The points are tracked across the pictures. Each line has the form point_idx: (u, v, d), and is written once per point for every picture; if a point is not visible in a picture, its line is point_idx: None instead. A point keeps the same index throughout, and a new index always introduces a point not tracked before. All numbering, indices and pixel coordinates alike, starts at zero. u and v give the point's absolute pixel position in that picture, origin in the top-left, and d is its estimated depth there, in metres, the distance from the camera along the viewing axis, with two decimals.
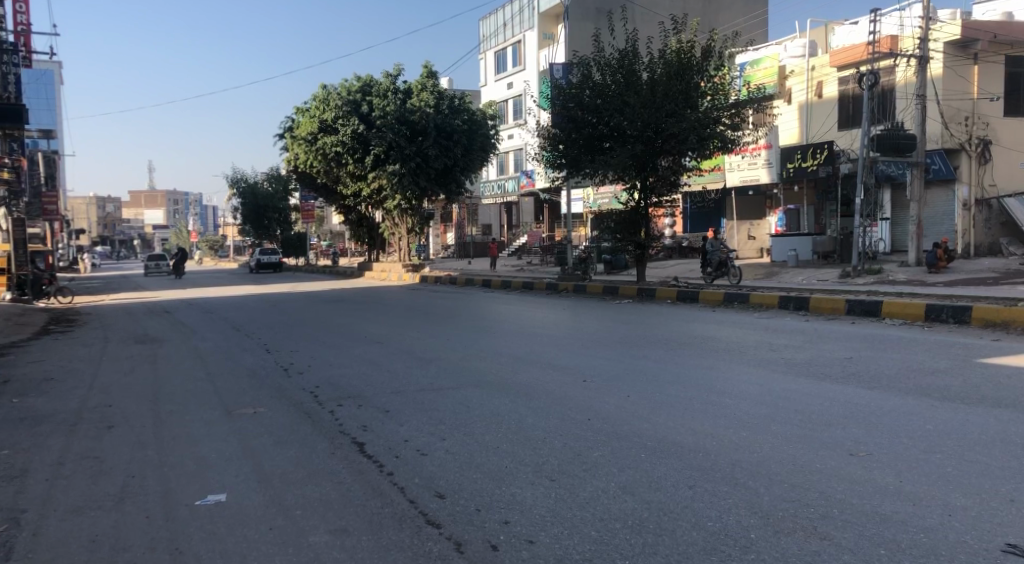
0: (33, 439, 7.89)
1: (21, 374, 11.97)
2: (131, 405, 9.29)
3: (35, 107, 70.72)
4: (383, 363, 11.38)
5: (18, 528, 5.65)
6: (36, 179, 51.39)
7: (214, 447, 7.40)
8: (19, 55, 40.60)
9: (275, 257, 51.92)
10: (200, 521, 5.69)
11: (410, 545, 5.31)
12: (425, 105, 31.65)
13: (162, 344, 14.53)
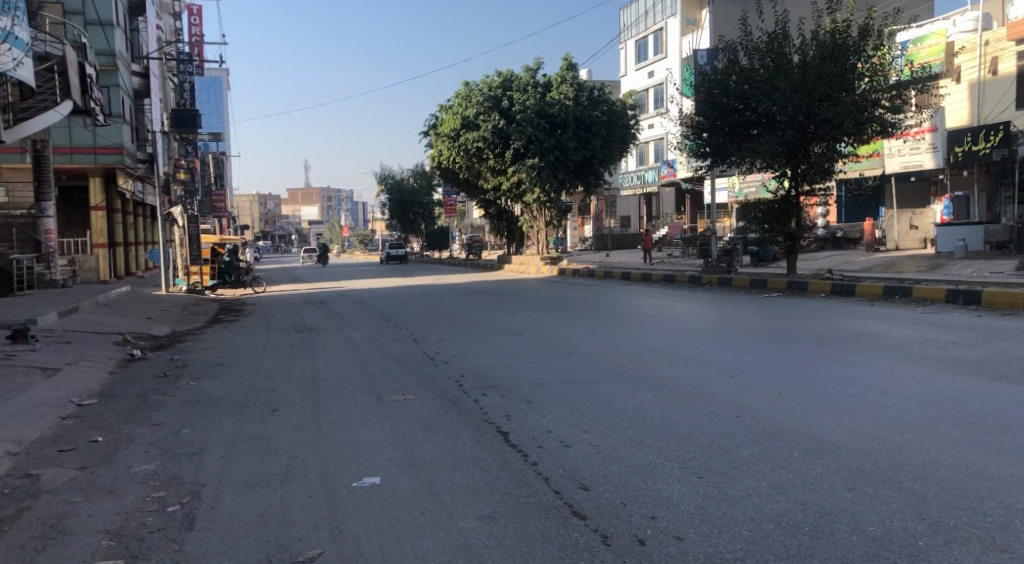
0: (209, 420, 8.49)
1: (198, 359, 12.96)
2: (293, 390, 9.82)
3: (206, 114, 76.05)
4: (525, 355, 11.47)
5: (198, 500, 6.09)
6: (207, 179, 55.44)
7: (367, 432, 7.70)
8: (192, 64, 43.82)
9: (403, 250, 55.16)
10: (357, 502, 5.93)
11: (557, 535, 5.32)
12: (564, 98, 31.79)
13: (319, 333, 15.29)
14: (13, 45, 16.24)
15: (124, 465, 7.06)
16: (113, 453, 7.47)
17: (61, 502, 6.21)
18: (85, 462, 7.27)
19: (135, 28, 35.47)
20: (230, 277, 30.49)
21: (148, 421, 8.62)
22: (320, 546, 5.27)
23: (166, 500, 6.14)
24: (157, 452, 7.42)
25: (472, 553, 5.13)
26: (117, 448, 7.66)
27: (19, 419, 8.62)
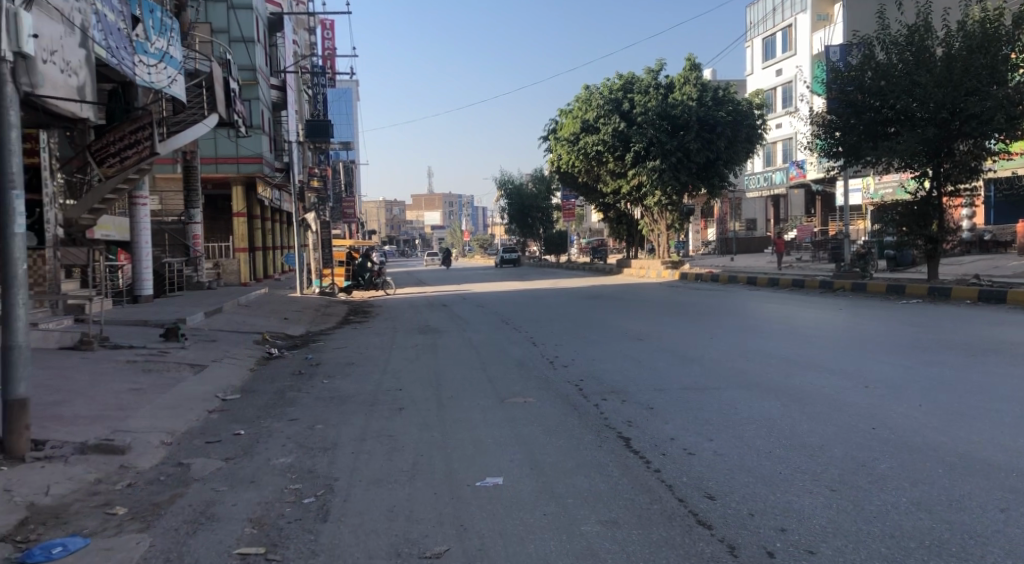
0: (340, 416, 8.84)
1: (330, 358, 13.52)
2: (418, 390, 10.09)
3: (336, 124, 79.19)
4: (647, 360, 11.35)
5: (332, 493, 6.34)
6: (337, 187, 57.70)
7: (490, 434, 7.80)
8: (324, 77, 45.73)
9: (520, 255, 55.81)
10: (481, 502, 6.02)
11: (681, 543, 5.23)
12: (686, 99, 31.29)
13: (442, 335, 15.65)
14: (168, 63, 17.42)
15: (264, 457, 7.45)
16: (254, 446, 7.88)
17: (209, 490, 6.61)
18: (229, 453, 7.71)
19: (274, 44, 37.29)
20: (364, 279, 31.62)
21: (285, 416, 9.05)
22: (447, 542, 5.37)
23: (302, 492, 6.42)
24: (293, 445, 7.79)
25: (595, 556, 5.11)
26: (257, 441, 8.09)
27: (170, 412, 9.23)
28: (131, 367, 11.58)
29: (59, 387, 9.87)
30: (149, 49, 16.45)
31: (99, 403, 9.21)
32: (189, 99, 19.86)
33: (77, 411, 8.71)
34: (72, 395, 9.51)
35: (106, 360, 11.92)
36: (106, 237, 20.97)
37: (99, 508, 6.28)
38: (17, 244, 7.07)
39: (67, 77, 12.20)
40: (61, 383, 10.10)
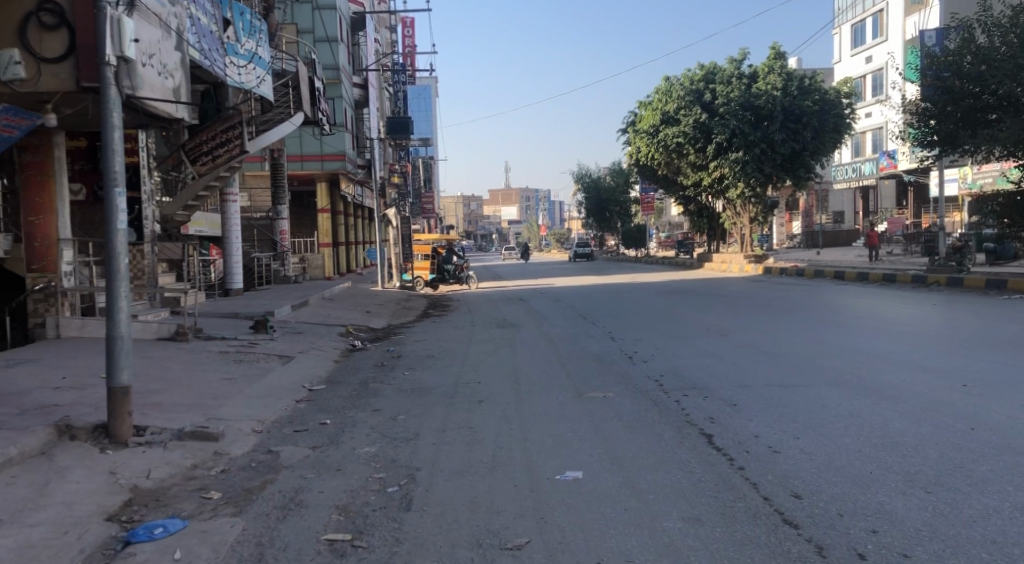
0: (422, 408, 8.99)
1: (411, 350, 13.75)
2: (497, 383, 10.18)
3: (416, 121, 80.20)
4: (729, 356, 11.17)
5: (414, 483, 6.46)
6: (416, 183, 58.47)
7: (569, 427, 7.81)
8: (405, 74, 46.38)
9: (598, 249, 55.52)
10: (562, 495, 6.04)
11: (767, 542, 5.15)
12: (771, 88, 30.53)
13: (520, 329, 15.73)
14: (256, 64, 18.00)
15: (349, 447, 7.64)
16: (339, 435, 8.10)
17: (298, 477, 6.81)
18: (315, 442, 7.94)
19: (356, 43, 38.03)
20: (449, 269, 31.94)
21: (369, 407, 9.26)
22: (528, 534, 5.40)
23: (386, 481, 6.56)
24: (377, 435, 7.97)
25: (677, 553, 5.06)
26: (343, 430, 8.30)
27: (260, 401, 9.55)
28: (223, 358, 12.02)
29: (157, 375, 10.32)
30: (239, 51, 17.02)
31: (194, 392, 9.60)
32: (277, 98, 20.45)
33: (174, 400, 9.10)
34: (169, 383, 9.93)
35: (199, 351, 12.40)
36: (199, 233, 21.77)
37: (195, 492, 6.56)
38: (120, 240, 7.43)
39: (164, 80, 12.73)
40: (158, 372, 10.57)
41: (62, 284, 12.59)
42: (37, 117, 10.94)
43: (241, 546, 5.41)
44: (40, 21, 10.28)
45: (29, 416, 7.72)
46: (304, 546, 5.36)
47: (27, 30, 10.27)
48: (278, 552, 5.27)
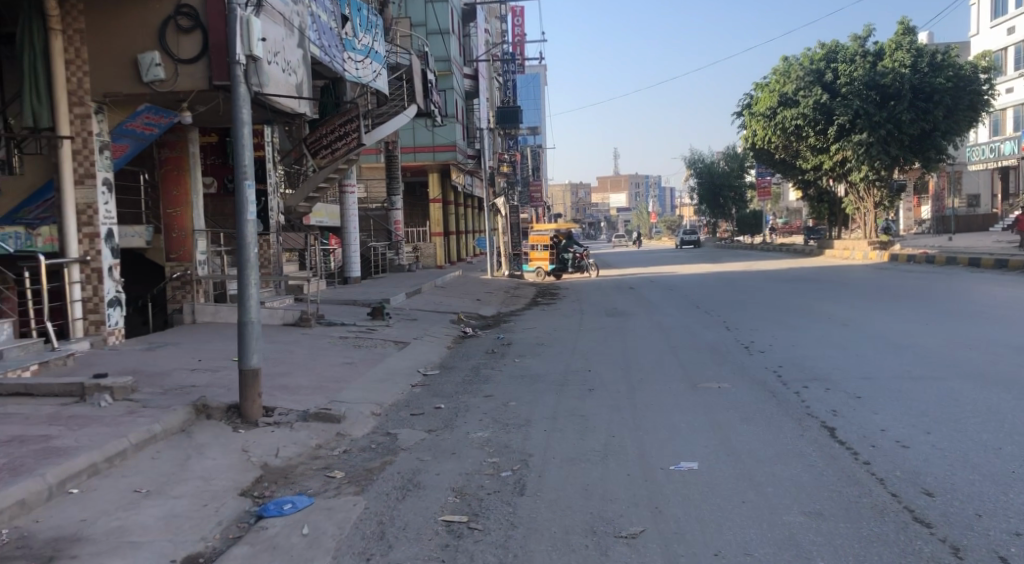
0: (534, 395, 9.10)
1: (522, 338, 13.92)
2: (608, 371, 10.20)
3: (525, 110, 80.22)
4: (852, 347, 10.80)
5: (528, 468, 6.56)
6: (525, 172, 58.69)
7: (683, 418, 7.74)
8: (515, 63, 46.57)
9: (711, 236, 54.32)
10: (677, 485, 6.02)
11: (896, 540, 4.98)
12: (899, 65, 29.23)
13: (631, 317, 15.64)
14: (372, 59, 18.54)
15: (463, 431, 7.82)
16: (454, 419, 8.30)
17: (416, 459, 7.04)
18: (431, 426, 8.17)
19: (467, 33, 38.48)
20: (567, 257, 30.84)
21: (481, 393, 9.45)
22: (642, 523, 5.40)
23: (500, 465, 6.69)
24: (490, 421, 8.13)
25: (799, 548, 4.97)
26: (457, 415, 8.50)
27: (378, 385, 9.91)
28: (343, 343, 12.49)
29: (283, 359, 10.84)
30: (356, 46, 17.56)
31: (318, 375, 10.04)
32: (392, 91, 20.95)
33: (299, 382, 9.55)
34: (294, 366, 10.42)
35: (321, 336, 12.93)
36: (320, 223, 22.61)
37: (320, 471, 6.88)
38: (249, 230, 7.84)
39: (288, 76, 13.27)
40: (284, 356, 11.09)
41: (197, 271, 13.39)
42: (173, 115, 11.49)
43: (364, 523, 5.63)
44: (177, 25, 10.91)
45: (170, 395, 8.27)
46: (423, 526, 5.53)
47: (166, 32, 10.92)
48: (398, 531, 5.46)
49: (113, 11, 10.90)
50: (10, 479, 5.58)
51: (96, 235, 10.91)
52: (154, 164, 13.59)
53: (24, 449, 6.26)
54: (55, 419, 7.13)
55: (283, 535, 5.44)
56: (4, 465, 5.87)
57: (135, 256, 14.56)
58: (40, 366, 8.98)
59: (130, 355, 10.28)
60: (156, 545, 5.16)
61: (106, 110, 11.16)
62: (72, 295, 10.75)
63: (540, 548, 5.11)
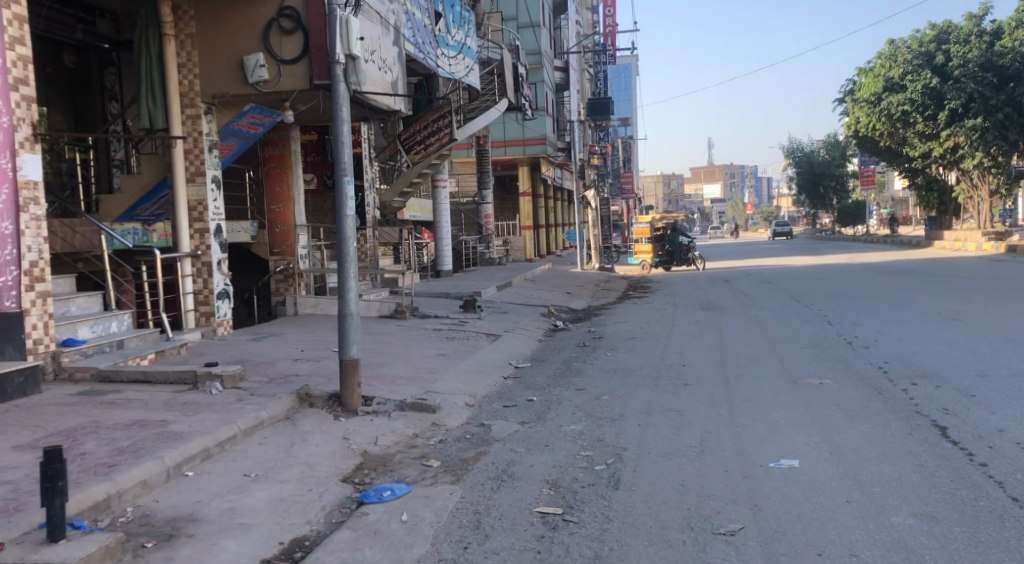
0: (627, 389, 9.07)
1: (614, 331, 13.87)
2: (703, 366, 10.07)
3: (617, 101, 79.40)
4: (963, 342, 10.35)
5: (622, 463, 6.54)
6: (616, 164, 58.19)
7: (783, 414, 7.58)
8: (606, 54, 46.20)
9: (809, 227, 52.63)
10: (777, 483, 5.91)
11: (1017, 546, 4.77)
12: (1019, 45, 27.81)
13: (727, 311, 15.36)
14: (465, 54, 18.76)
15: (557, 424, 7.87)
16: (547, 412, 8.36)
17: (510, 450, 7.12)
18: (524, 417, 8.25)
19: (558, 26, 38.46)
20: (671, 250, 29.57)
21: (573, 386, 9.49)
22: (741, 521, 5.33)
23: (594, 459, 6.70)
24: (584, 414, 8.15)
25: (910, 551, 4.81)
26: (550, 408, 8.55)
27: (472, 376, 10.07)
28: (437, 335, 12.72)
29: (379, 350, 11.13)
30: (450, 42, 17.81)
31: (413, 366, 10.26)
32: (484, 86, 21.13)
33: (396, 373, 9.79)
34: (390, 357, 10.68)
35: (415, 328, 13.20)
36: (413, 218, 23.02)
37: (417, 459, 7.04)
38: (349, 225, 8.08)
39: (384, 74, 13.55)
40: (381, 347, 11.37)
41: (298, 265, 13.89)
42: (275, 115, 11.85)
43: (461, 513, 5.73)
44: (280, 26, 11.30)
45: (274, 384, 8.60)
46: (519, 517, 5.60)
47: (269, 35, 11.33)
48: (494, 521, 5.54)
49: (222, 15, 11.40)
50: (131, 461, 5.92)
51: (206, 230, 11.40)
52: (258, 162, 14.11)
53: (144, 433, 6.63)
54: (171, 405, 7.52)
55: (384, 521, 5.59)
56: (126, 447, 6.23)
57: (242, 251, 15.17)
58: (157, 355, 9.46)
59: (237, 345, 10.74)
60: (264, 527, 5.37)
61: (215, 112, 11.63)
62: (185, 288, 11.28)
63: (636, 542, 5.11)
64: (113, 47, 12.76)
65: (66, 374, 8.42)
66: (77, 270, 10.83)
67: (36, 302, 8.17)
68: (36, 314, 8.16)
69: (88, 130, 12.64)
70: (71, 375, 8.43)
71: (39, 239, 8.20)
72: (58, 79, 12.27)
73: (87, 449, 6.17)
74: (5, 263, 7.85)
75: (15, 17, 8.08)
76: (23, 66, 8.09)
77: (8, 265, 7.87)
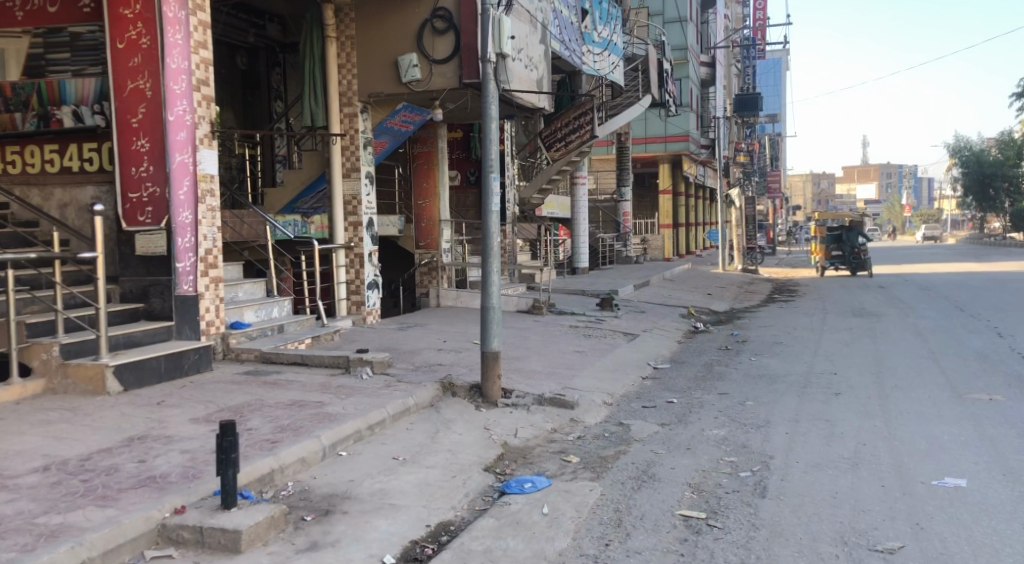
0: (773, 395, 8.82)
1: (757, 335, 13.47)
2: (855, 374, 9.64)
3: (765, 96, 76.76)
4: None
5: (769, 471, 6.38)
6: (763, 162, 56.24)
7: (947, 430, 7.15)
8: (755, 47, 44.76)
9: None
10: (941, 502, 5.60)
11: None
12: None
13: (881, 319, 14.60)
14: (610, 51, 18.73)
15: (698, 427, 7.75)
16: (688, 414, 8.25)
17: (650, 451, 7.08)
18: (664, 419, 8.17)
19: (705, 20, 37.58)
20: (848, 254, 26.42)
21: (716, 390, 9.30)
22: (902, 539, 5.09)
23: (739, 465, 6.56)
24: (727, 419, 7.98)
25: None
26: (691, 410, 8.43)
27: (610, 374, 10.07)
28: (574, 332, 12.78)
29: (518, 345, 11.30)
30: (595, 38, 17.80)
31: (551, 361, 10.38)
32: (627, 83, 20.99)
33: (534, 367, 9.93)
34: (529, 352, 10.83)
35: (553, 324, 13.31)
36: (552, 215, 23.16)
37: (556, 454, 7.12)
38: (493, 220, 8.21)
39: (530, 72, 13.70)
40: (520, 342, 11.54)
41: (442, 259, 14.33)
42: (426, 113, 12.59)
43: (602, 510, 5.76)
44: (433, 27, 11.62)
45: (420, 372, 8.92)
46: (661, 518, 5.57)
47: (423, 34, 11.67)
48: (635, 521, 5.54)
49: (380, 18, 11.84)
50: (292, 438, 6.30)
51: (360, 223, 11.92)
52: (407, 159, 14.60)
53: (303, 413, 7.03)
54: (326, 387, 7.95)
55: (525, 512, 5.70)
56: (287, 426, 6.63)
57: (390, 244, 15.77)
58: (313, 340, 10.02)
59: (385, 334, 11.17)
60: (413, 509, 5.59)
61: (370, 110, 12.17)
62: (339, 278, 11.85)
63: (785, 552, 4.98)
64: (280, 48, 13.54)
65: (233, 354, 9.05)
66: (244, 257, 11.60)
67: (210, 287, 8.83)
68: (209, 298, 8.82)
69: (255, 128, 13.50)
70: (238, 355, 9.04)
71: (213, 228, 8.86)
72: (233, 80, 13.17)
73: (254, 425, 6.62)
74: (184, 249, 8.48)
75: (200, 23, 8.72)
76: (204, 68, 8.73)
77: (187, 251, 8.51)
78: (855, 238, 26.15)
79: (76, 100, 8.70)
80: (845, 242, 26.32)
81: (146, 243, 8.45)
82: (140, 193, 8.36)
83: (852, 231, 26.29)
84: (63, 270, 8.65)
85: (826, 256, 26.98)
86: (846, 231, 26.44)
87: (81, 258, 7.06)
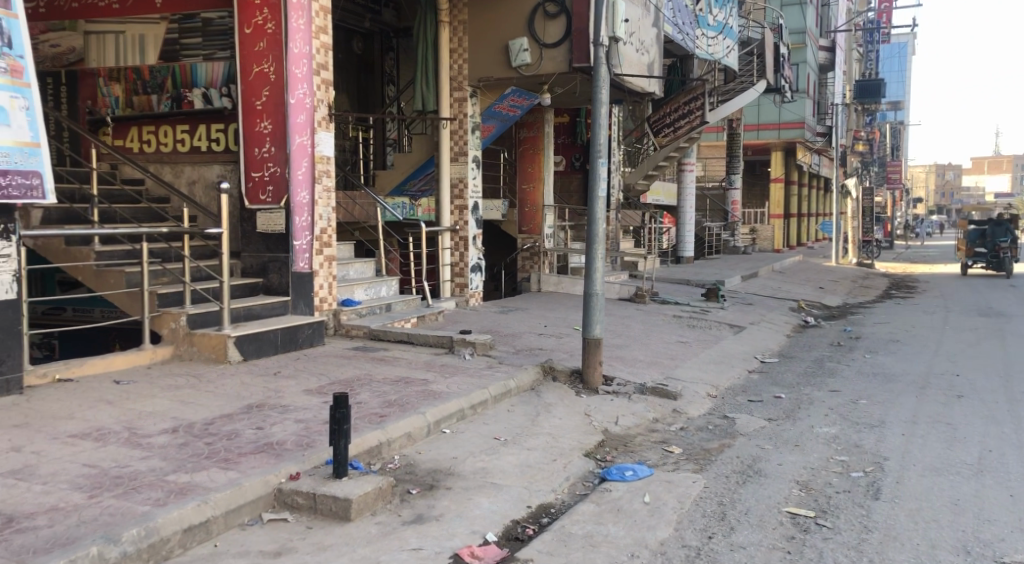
0: (888, 395, 8.48)
1: (872, 332, 12.95)
2: (978, 377, 9.16)
3: (889, 80, 73.20)
4: None
5: (883, 472, 6.15)
6: (884, 151, 53.73)
7: None
8: (881, 30, 42.76)
9: None
10: None
11: None
12: None
13: (1010, 320, 13.78)
14: (725, 35, 18.31)
15: (807, 424, 7.53)
16: (796, 411, 8.03)
17: (756, 446, 6.93)
18: (771, 414, 7.97)
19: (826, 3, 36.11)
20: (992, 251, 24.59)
21: (826, 386, 9.01)
22: None
23: (850, 465, 6.35)
24: (838, 417, 7.72)
25: None
26: (799, 407, 8.20)
27: (714, 366, 9.89)
28: (678, 322, 12.60)
29: (621, 332, 11.23)
30: (710, 22, 17.41)
31: (654, 351, 10.27)
32: (741, 67, 20.43)
33: (636, 356, 9.86)
34: (631, 340, 10.76)
35: (656, 313, 13.15)
36: (658, 202, 22.84)
37: (658, 443, 7.07)
38: (599, 206, 8.17)
39: (641, 56, 13.51)
40: (623, 330, 11.48)
41: (544, 244, 14.45)
42: (535, 97, 12.64)
43: (705, 502, 5.69)
44: (545, 11, 11.50)
45: (522, 355, 9.00)
46: (768, 514, 5.45)
47: (534, 18, 11.57)
48: (740, 515, 5.44)
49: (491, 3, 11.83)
50: (398, 414, 6.48)
51: (466, 207, 12.09)
52: (513, 143, 14.62)
53: (409, 390, 7.21)
54: (431, 366, 8.14)
55: (627, 500, 5.68)
56: (394, 401, 6.82)
57: (494, 228, 15.95)
58: (419, 319, 10.26)
59: (488, 317, 11.32)
60: (515, 490, 5.66)
61: (479, 95, 12.25)
62: (444, 260, 12.08)
63: (901, 557, 4.81)
64: (394, 33, 13.81)
65: (343, 330, 9.35)
66: (355, 238, 12.01)
67: (323, 264, 9.18)
68: (322, 275, 9.17)
69: (369, 111, 13.83)
70: (348, 332, 9.34)
71: (329, 209, 9.16)
72: (349, 64, 13.53)
73: (363, 399, 6.83)
74: (302, 228, 8.81)
75: (321, 8, 9.05)
76: (325, 53, 9.06)
77: (304, 231, 8.84)
78: (1001, 235, 24.35)
79: (206, 83, 9.15)
80: (991, 238, 24.55)
81: (268, 221, 8.80)
82: (262, 172, 8.69)
83: (1000, 227, 24.50)
84: (191, 244, 9.15)
85: (968, 253, 25.22)
86: (993, 227, 24.68)
87: (208, 232, 7.42)
